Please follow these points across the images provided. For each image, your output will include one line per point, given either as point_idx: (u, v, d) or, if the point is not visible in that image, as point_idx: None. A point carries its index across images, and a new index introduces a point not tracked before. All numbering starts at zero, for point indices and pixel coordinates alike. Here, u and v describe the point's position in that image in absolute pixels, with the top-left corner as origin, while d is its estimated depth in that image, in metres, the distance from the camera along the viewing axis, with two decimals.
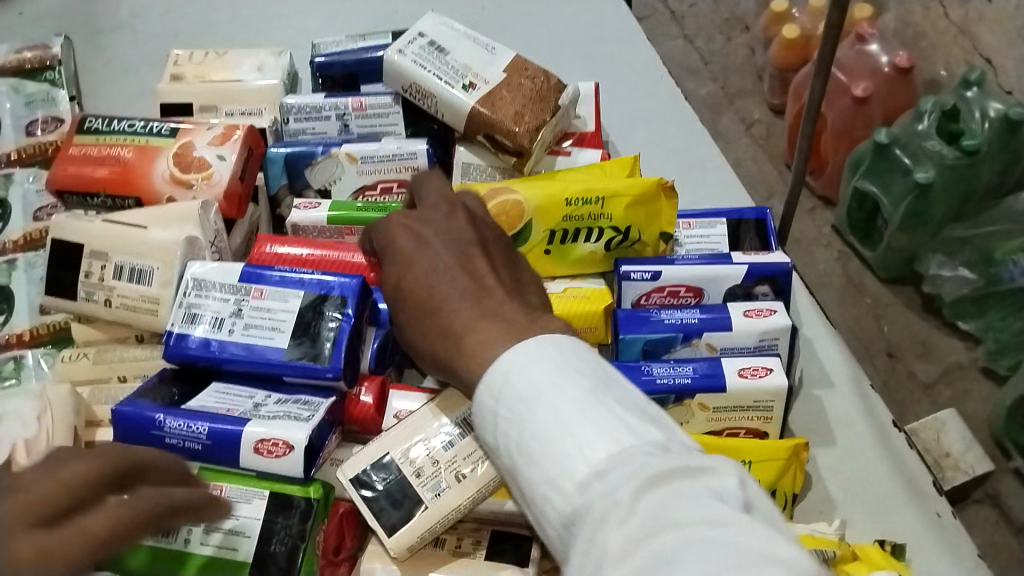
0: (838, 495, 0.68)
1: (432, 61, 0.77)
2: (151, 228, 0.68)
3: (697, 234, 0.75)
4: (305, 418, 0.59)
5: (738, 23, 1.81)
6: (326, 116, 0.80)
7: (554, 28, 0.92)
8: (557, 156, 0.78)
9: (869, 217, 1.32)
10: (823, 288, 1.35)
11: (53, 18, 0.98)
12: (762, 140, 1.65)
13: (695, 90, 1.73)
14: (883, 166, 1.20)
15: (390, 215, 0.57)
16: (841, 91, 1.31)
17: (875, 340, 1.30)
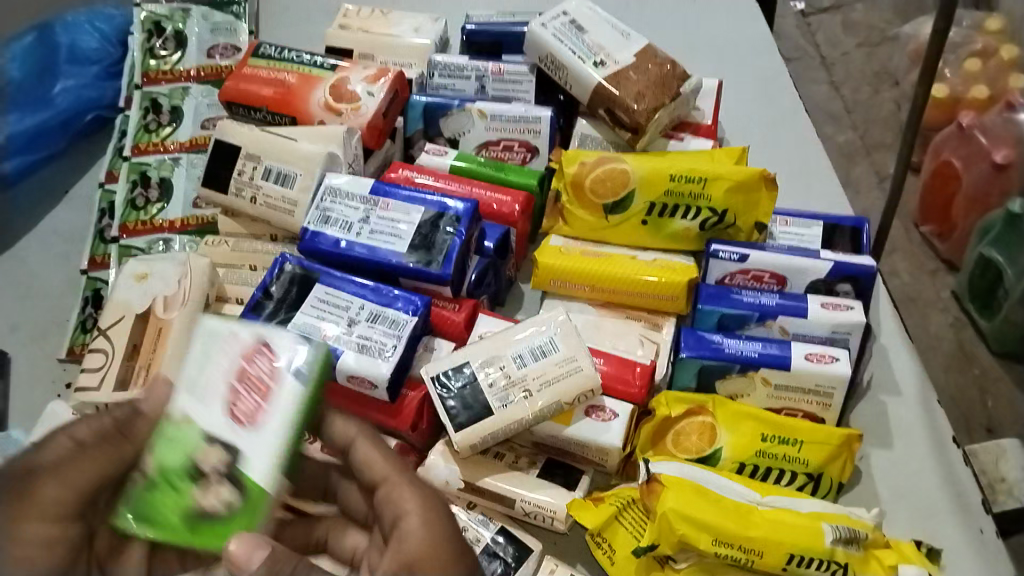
0: (884, 493, 0.70)
1: (570, 38, 0.83)
2: (300, 141, 0.77)
3: (793, 231, 0.79)
4: (388, 350, 0.66)
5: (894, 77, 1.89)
6: (467, 77, 0.88)
7: (693, 31, 0.98)
8: (669, 139, 0.84)
9: (990, 286, 1.35)
10: (931, 352, 1.39)
11: None
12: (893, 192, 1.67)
13: None
14: (1013, 236, 1.26)
15: (394, 478, 0.50)
16: (981, 155, 1.33)
17: (976, 414, 1.32)
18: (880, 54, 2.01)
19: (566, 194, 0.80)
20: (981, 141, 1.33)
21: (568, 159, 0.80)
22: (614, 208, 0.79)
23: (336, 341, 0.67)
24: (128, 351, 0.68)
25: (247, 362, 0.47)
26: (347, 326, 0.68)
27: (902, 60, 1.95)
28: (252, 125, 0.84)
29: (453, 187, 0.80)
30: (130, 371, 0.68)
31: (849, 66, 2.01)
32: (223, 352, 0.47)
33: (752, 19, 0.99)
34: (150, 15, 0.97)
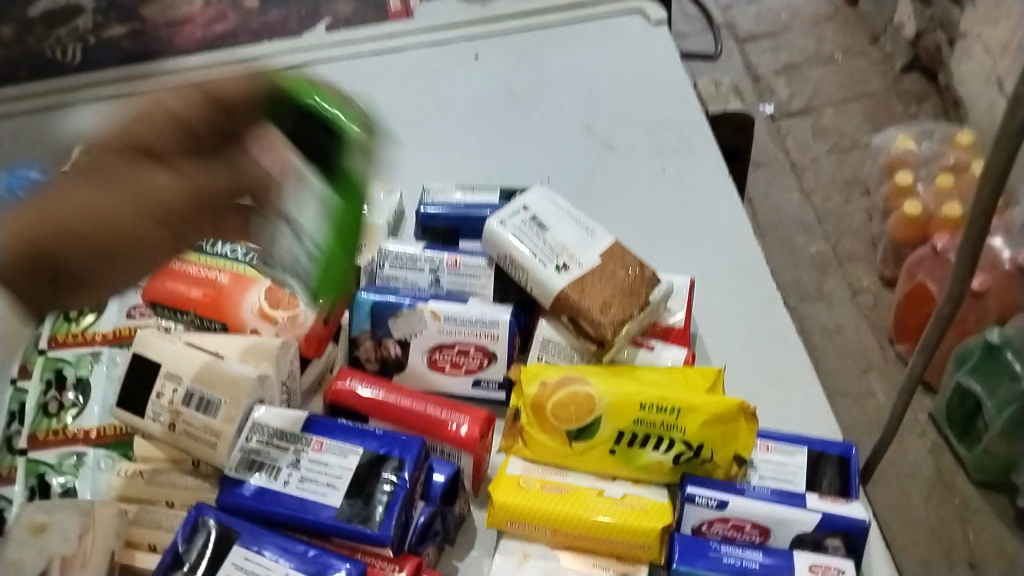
0: None
1: (531, 237, 0.77)
2: (228, 357, 0.70)
3: (775, 460, 0.72)
4: None
5: None
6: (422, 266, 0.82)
7: (664, 205, 0.92)
8: (639, 348, 0.76)
9: (968, 415, 1.44)
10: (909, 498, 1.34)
11: None
12: None
13: None
14: (993, 367, 1.35)
15: None
16: None
17: None
18: (850, 163, 1.98)
19: (525, 415, 0.73)
20: None
21: (528, 376, 0.73)
22: (578, 436, 0.71)
23: None
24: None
25: None
26: None
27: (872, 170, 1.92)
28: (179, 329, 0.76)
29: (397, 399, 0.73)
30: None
31: (820, 174, 1.97)
32: None
33: (727, 190, 0.93)
34: None
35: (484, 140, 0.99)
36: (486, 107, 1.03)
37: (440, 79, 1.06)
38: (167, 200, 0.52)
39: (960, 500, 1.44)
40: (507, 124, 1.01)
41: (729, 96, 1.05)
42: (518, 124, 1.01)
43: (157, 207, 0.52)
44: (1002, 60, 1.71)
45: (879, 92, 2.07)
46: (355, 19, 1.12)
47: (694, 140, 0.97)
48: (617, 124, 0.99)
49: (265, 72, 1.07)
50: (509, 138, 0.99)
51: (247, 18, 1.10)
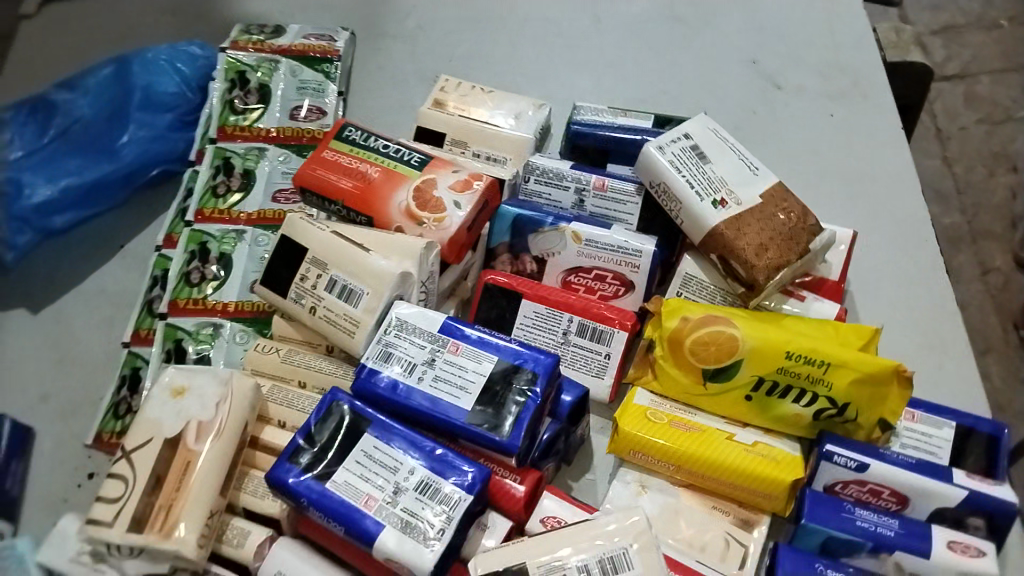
0: None
1: (690, 167, 0.74)
2: (373, 253, 0.70)
3: (918, 431, 0.69)
4: (433, 535, 0.57)
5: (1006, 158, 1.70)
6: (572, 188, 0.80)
7: (825, 151, 0.87)
8: (789, 297, 0.73)
9: None
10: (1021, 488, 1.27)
11: (345, 10, 1.02)
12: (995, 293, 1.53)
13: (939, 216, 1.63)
14: None
15: None
16: None
17: None
18: None
19: (660, 350, 0.71)
20: None
21: (669, 310, 0.71)
22: (715, 377, 0.69)
23: (380, 511, 0.59)
24: (151, 483, 0.61)
25: None
26: (393, 494, 0.59)
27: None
28: (325, 217, 0.78)
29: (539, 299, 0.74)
30: (147, 508, 0.60)
31: None
32: None
33: (896, 144, 0.87)
34: (237, 63, 0.90)
35: (639, 65, 0.96)
36: (645, 30, 0.98)
37: None
38: None
39: None
40: (666, 50, 0.97)
41: (909, 44, 0.98)
42: (676, 52, 0.96)
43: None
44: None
45: None
46: None
47: (865, 87, 0.91)
48: (785, 61, 0.94)
49: None
50: (666, 65, 0.95)
51: None
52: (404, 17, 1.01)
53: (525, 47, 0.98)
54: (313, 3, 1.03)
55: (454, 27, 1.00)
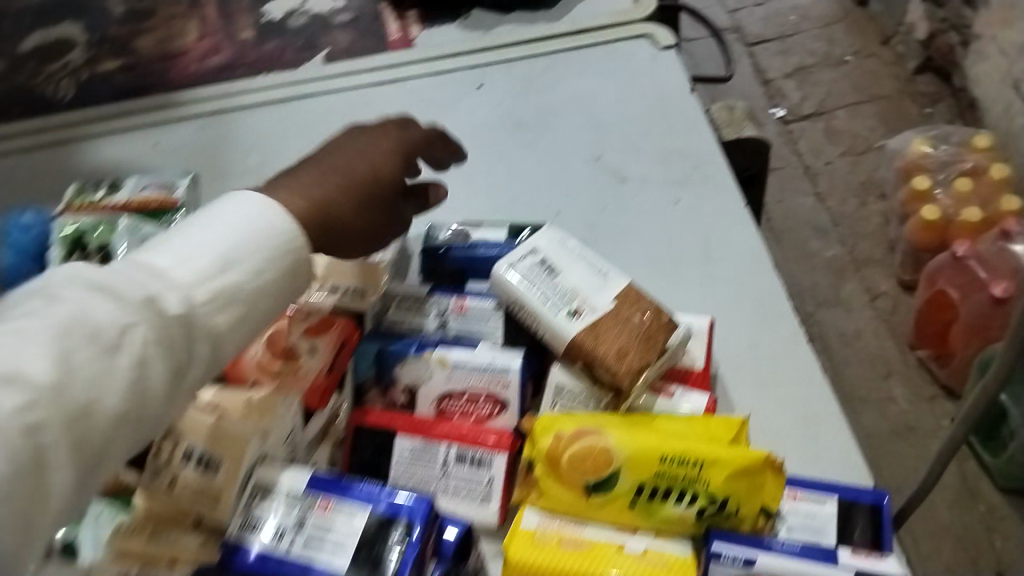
0: None
1: (541, 282, 0.75)
2: (225, 417, 0.66)
3: (803, 511, 0.69)
4: None
5: (874, 188, 1.97)
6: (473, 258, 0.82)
7: (676, 236, 0.90)
8: (658, 395, 0.73)
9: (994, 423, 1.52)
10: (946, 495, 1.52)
11: (184, 153, 1.01)
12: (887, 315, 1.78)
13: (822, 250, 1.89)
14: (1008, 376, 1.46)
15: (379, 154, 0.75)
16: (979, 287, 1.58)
17: (983, 555, 1.46)
18: (865, 165, 2.00)
19: (541, 469, 0.69)
20: (979, 273, 1.59)
21: (542, 428, 0.69)
22: (597, 489, 0.67)
23: None
24: None
25: None
26: None
27: (887, 173, 1.94)
28: None
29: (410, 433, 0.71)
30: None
31: (834, 177, 2.00)
32: None
33: (742, 220, 0.90)
34: (73, 229, 0.86)
35: (488, 172, 0.97)
36: (490, 137, 1.00)
37: (443, 109, 1.03)
38: (384, 167, 0.74)
39: (985, 508, 1.51)
40: (512, 154, 0.99)
41: (741, 119, 1.02)
42: (523, 155, 0.99)
43: (342, 195, 0.70)
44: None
45: (890, 93, 2.10)
46: (354, 47, 1.10)
47: (705, 169, 0.94)
48: (626, 154, 0.97)
49: (264, 105, 1.05)
50: (516, 168, 0.97)
51: (244, 49, 1.10)
52: (247, 153, 1.00)
53: None
54: (152, 150, 1.01)
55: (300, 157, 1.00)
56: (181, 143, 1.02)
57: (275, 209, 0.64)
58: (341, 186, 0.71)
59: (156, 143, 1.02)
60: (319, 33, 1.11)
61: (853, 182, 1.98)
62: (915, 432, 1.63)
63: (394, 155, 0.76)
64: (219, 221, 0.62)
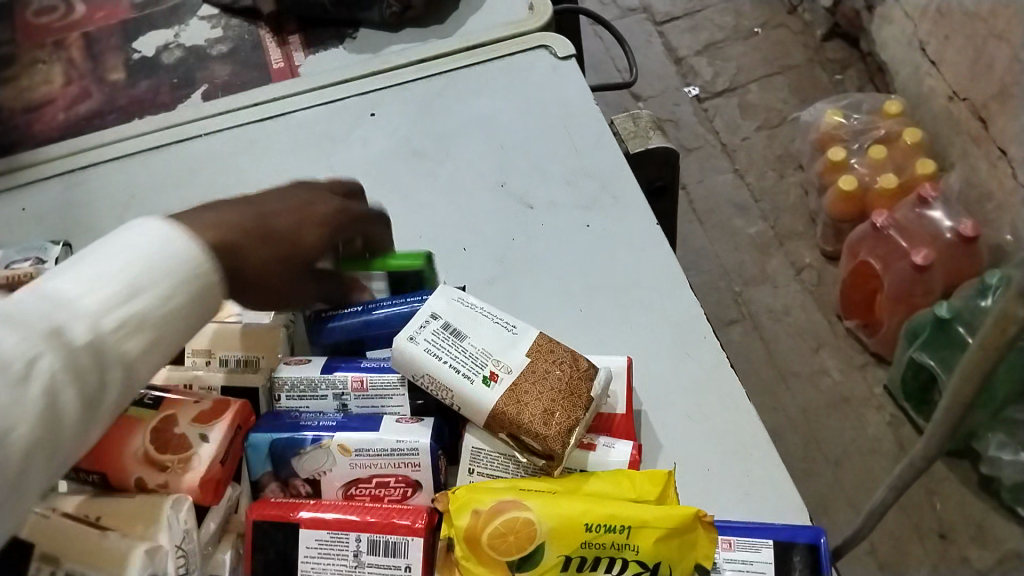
0: None
1: (448, 348, 0.69)
2: (111, 532, 0.61)
3: (739, 560, 0.66)
4: None
5: (791, 160, 1.96)
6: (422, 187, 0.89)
7: (589, 262, 0.85)
8: (587, 450, 0.68)
9: (923, 387, 1.53)
10: None
11: (55, 216, 0.92)
12: (813, 288, 1.78)
13: (745, 228, 1.88)
14: (942, 339, 1.44)
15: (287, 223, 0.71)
16: (902, 254, 1.58)
17: (926, 519, 1.46)
18: (781, 137, 1.99)
19: (462, 552, 0.64)
20: (899, 240, 1.59)
21: (458, 504, 0.64)
22: (522, 566, 0.63)
23: None
24: None
25: None
26: None
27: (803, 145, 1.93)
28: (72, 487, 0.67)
29: (315, 526, 0.66)
30: None
31: (751, 152, 1.98)
32: None
33: (656, 241, 0.86)
34: None
35: (386, 206, 0.92)
36: (386, 169, 0.95)
37: (333, 141, 0.97)
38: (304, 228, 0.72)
39: (925, 472, 1.50)
40: (410, 186, 0.93)
41: (648, 129, 0.98)
42: (423, 184, 0.93)
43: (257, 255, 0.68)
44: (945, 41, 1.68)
45: (801, 62, 2.09)
46: (235, 81, 1.02)
47: (613, 188, 0.90)
48: (530, 177, 0.92)
49: (139, 154, 0.97)
50: (415, 199, 0.92)
51: (114, 92, 1.02)
52: (123, 211, 0.93)
53: None
54: (20, 217, 0.93)
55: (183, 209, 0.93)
56: (50, 205, 0.93)
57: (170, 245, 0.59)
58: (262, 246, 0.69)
59: (23, 208, 0.93)
60: (195, 68, 1.04)
61: (770, 157, 1.97)
62: (851, 402, 1.64)
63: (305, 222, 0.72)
64: (131, 246, 0.58)
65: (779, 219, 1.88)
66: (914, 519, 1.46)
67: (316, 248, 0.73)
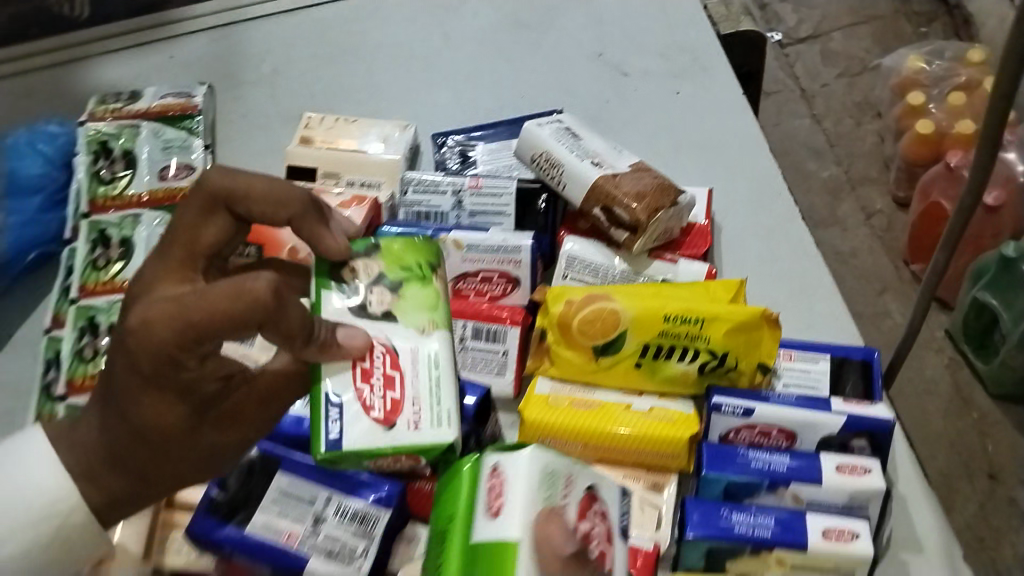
0: (929, 542, 0.69)
1: (567, 140, 0.82)
2: None
3: (798, 369, 0.74)
4: (361, 552, 0.62)
5: (869, 109, 1.94)
6: (334, 379, 0.57)
7: (677, 129, 0.93)
8: (657, 260, 0.80)
9: (985, 329, 1.45)
10: (929, 395, 1.49)
11: (198, 65, 1.04)
12: (883, 233, 1.79)
13: (818, 171, 1.88)
14: (1008, 280, 1.35)
15: (176, 335, 0.51)
16: None
17: (976, 460, 1.42)
18: (861, 86, 1.97)
19: (437, 517, 0.58)
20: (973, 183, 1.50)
21: (553, 296, 0.74)
22: (605, 350, 0.72)
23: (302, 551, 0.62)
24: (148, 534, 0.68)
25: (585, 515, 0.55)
26: (314, 525, 0.62)
27: (884, 92, 1.90)
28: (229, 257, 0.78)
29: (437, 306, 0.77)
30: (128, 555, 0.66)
31: (829, 99, 1.97)
32: (562, 493, 0.55)
33: (740, 108, 0.94)
34: (98, 134, 0.91)
35: (495, 73, 1.01)
36: (494, 40, 1.03)
37: (449, 12, 1.06)
38: (166, 341, 0.51)
39: (979, 414, 1.46)
40: (515, 57, 1.02)
41: (739, 15, 1.05)
42: (528, 54, 1.02)
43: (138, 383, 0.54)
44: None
45: (887, 13, 2.04)
46: None
47: (704, 62, 0.98)
48: (628, 50, 1.00)
49: (273, 17, 1.08)
50: (519, 68, 1.01)
51: None
52: (260, 63, 1.04)
53: (384, 76, 1.01)
54: (168, 63, 1.04)
55: (311, 65, 1.03)
56: (195, 55, 1.05)
57: (73, 462, 0.59)
58: (134, 373, 0.53)
59: (171, 56, 1.05)
60: None
61: (848, 104, 1.95)
62: None
63: (198, 254, 0.57)
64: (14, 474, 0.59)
65: (853, 164, 1.87)
66: (963, 459, 1.42)
67: (224, 324, 0.51)
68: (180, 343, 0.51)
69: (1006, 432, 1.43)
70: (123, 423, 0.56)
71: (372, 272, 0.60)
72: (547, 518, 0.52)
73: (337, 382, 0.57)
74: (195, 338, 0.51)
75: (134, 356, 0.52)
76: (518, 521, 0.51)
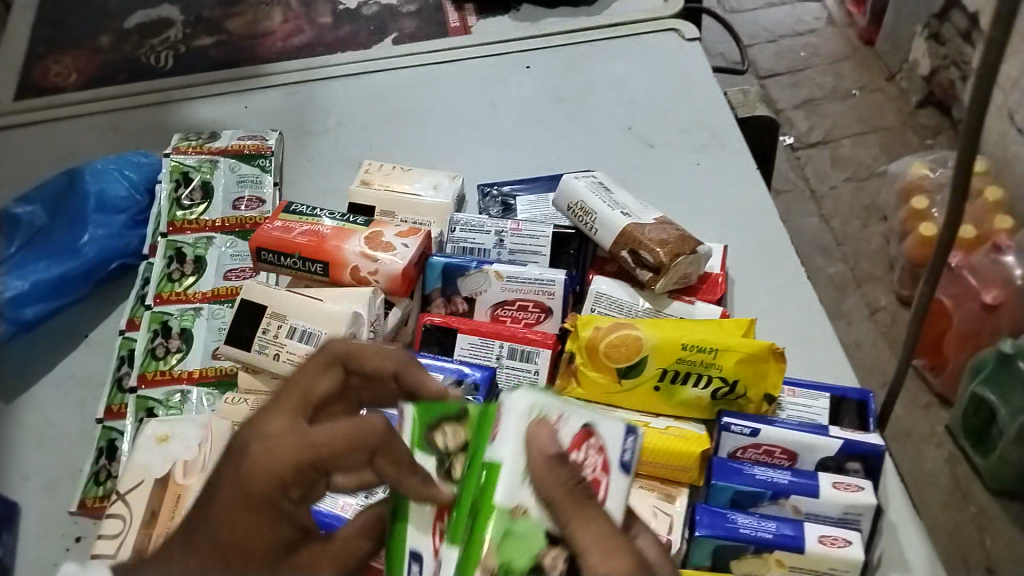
0: (915, 563, 0.76)
1: (602, 192, 0.93)
2: (326, 301, 0.82)
3: (799, 402, 0.82)
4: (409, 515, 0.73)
5: (876, 213, 2.04)
6: (417, 537, 0.59)
7: (696, 195, 1.03)
8: (676, 300, 0.89)
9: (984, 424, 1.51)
10: (926, 488, 1.56)
11: (270, 115, 1.16)
12: (886, 329, 1.86)
13: (825, 267, 1.98)
14: (1006, 375, 1.41)
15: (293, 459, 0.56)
16: (971, 295, 1.55)
17: (974, 552, 1.46)
18: (867, 191, 2.07)
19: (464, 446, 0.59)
20: (971, 281, 1.55)
21: (583, 323, 0.83)
22: (627, 373, 0.81)
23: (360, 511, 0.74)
24: (146, 517, 0.72)
25: (577, 448, 0.56)
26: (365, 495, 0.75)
27: (889, 197, 2.00)
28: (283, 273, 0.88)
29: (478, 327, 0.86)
30: (146, 539, 0.71)
31: (838, 201, 2.07)
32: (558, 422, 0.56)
33: (754, 180, 1.05)
34: (180, 165, 1.02)
35: (534, 138, 1.12)
36: (536, 112, 1.15)
37: (496, 84, 1.19)
38: (285, 459, 0.56)
39: (977, 508, 1.51)
40: (554, 125, 1.13)
41: (754, 102, 1.17)
42: (565, 124, 1.13)
43: (237, 505, 0.56)
44: (1008, 58, 1.67)
45: (895, 124, 2.16)
46: (419, 33, 1.25)
47: (722, 139, 1.09)
48: (655, 124, 1.12)
49: (339, 78, 1.20)
50: (557, 135, 1.12)
51: (322, 31, 1.26)
52: (326, 116, 1.16)
53: (435, 135, 1.13)
54: (243, 112, 1.16)
55: (370, 121, 1.15)
56: (267, 107, 1.17)
57: None
58: (238, 499, 0.56)
59: (246, 106, 1.17)
60: (388, 21, 1.27)
61: (856, 207, 2.06)
62: None
63: (310, 404, 0.61)
64: None
65: (859, 262, 1.97)
66: (961, 551, 1.46)
67: (342, 447, 0.57)
68: (298, 464, 0.56)
69: (1004, 526, 1.47)
70: (207, 553, 0.56)
71: (455, 437, 0.60)
72: (542, 434, 0.54)
73: (418, 539, 0.59)
74: (313, 462, 0.56)
75: (245, 481, 0.56)
76: (510, 449, 0.54)
